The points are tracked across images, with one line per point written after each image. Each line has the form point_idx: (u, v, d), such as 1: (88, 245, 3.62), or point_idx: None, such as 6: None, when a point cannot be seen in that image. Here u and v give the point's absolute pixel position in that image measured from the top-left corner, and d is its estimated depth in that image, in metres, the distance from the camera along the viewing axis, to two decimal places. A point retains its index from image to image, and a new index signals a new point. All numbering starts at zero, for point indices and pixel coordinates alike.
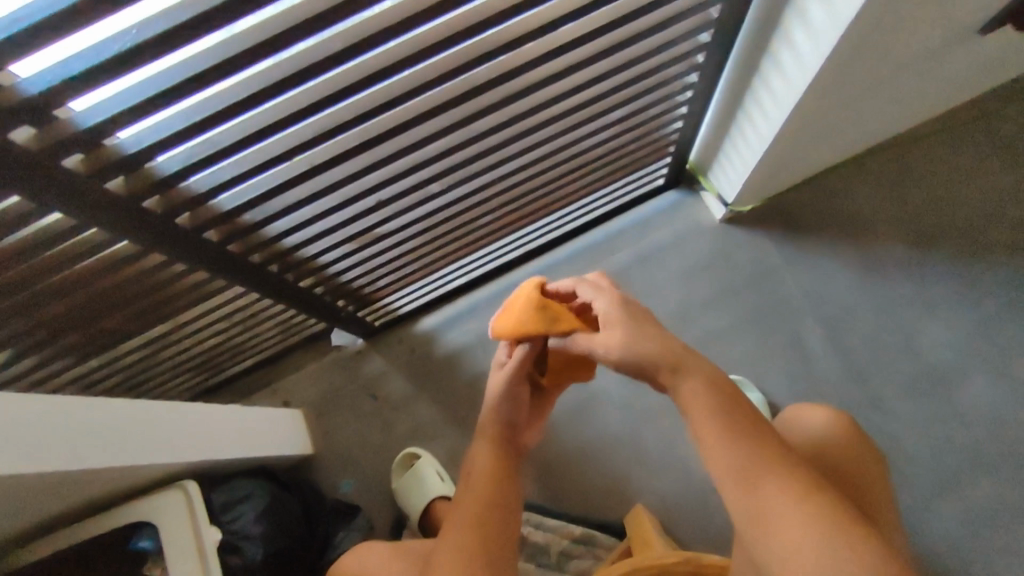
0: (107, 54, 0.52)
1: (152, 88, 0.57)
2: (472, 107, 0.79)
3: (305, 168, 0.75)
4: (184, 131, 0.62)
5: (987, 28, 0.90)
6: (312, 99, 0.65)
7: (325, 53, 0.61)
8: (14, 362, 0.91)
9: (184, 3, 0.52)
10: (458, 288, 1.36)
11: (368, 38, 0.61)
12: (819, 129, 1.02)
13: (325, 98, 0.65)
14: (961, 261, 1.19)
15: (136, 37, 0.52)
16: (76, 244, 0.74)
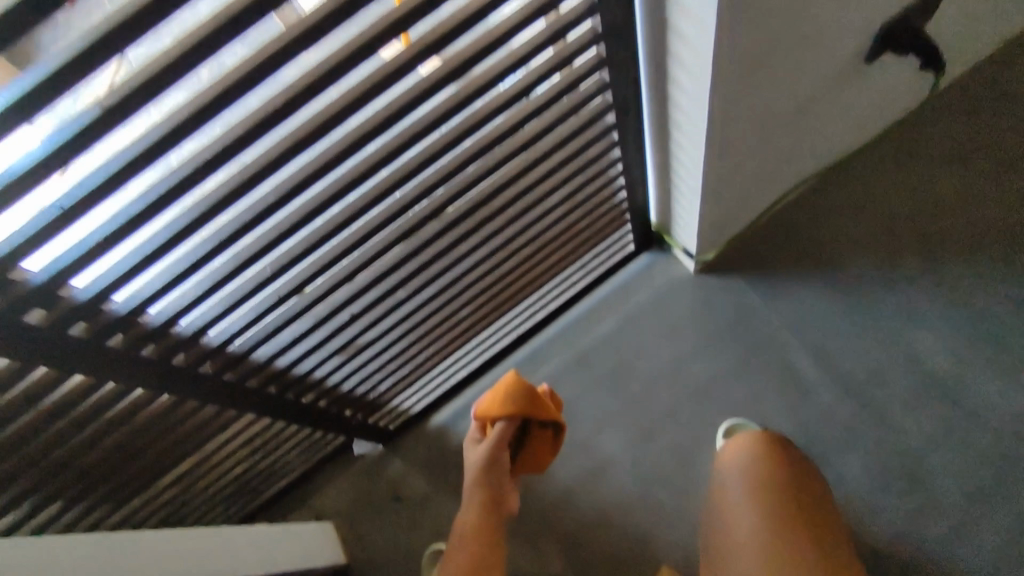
0: (90, 245, 0.65)
1: (133, 259, 0.70)
2: (412, 219, 0.92)
3: (276, 297, 0.88)
4: (163, 286, 0.75)
5: (872, 54, 0.99)
6: (264, 240, 0.79)
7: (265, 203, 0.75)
8: (65, 512, 1.03)
9: (142, 194, 0.64)
10: (462, 380, 1.44)
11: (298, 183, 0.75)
12: (748, 172, 1.10)
13: (275, 237, 0.79)
14: (927, 270, 1.25)
15: (111, 227, 0.65)
16: (100, 397, 0.86)
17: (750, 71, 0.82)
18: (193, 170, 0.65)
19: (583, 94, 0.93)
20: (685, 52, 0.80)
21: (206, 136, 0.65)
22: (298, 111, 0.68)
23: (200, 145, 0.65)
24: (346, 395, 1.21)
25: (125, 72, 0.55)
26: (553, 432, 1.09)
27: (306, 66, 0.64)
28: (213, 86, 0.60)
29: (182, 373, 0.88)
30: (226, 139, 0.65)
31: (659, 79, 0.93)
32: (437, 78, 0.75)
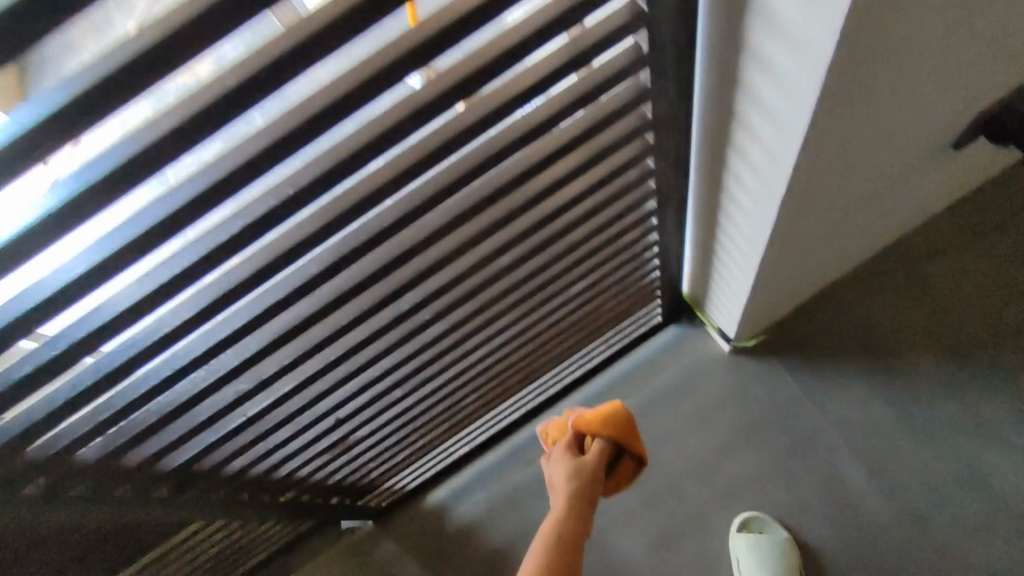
0: (34, 363, 0.56)
1: (89, 376, 0.59)
2: (409, 327, 0.76)
3: (248, 415, 0.75)
4: (112, 416, 0.64)
5: (962, 138, 0.83)
6: (233, 363, 0.66)
7: (231, 326, 0.62)
8: None
9: (99, 307, 0.55)
10: (465, 456, 1.30)
11: (271, 305, 0.61)
12: (801, 259, 0.95)
13: (244, 359, 0.66)
14: (1001, 372, 1.08)
15: (63, 342, 0.55)
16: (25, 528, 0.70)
17: (825, 178, 0.67)
18: (149, 296, 0.54)
19: (624, 183, 0.77)
20: (751, 159, 0.66)
21: (178, 264, 0.53)
22: (273, 230, 0.54)
23: (164, 275, 0.53)
24: (335, 486, 1.07)
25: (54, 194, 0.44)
26: (631, 480, 0.77)
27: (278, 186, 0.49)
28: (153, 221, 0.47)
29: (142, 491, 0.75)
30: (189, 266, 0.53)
31: (710, 170, 0.78)
32: (446, 181, 0.60)
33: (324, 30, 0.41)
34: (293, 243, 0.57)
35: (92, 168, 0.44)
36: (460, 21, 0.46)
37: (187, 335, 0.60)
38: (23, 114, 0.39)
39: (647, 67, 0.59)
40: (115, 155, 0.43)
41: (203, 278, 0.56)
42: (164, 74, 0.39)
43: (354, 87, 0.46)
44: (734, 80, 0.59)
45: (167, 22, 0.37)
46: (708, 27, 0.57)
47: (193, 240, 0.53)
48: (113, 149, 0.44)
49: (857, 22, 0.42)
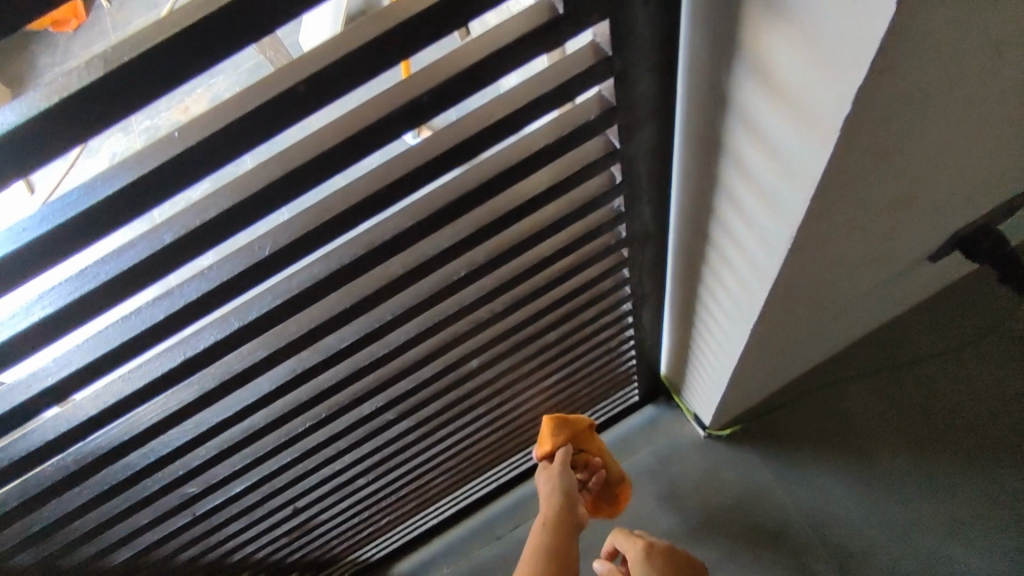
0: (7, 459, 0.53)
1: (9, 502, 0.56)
2: (376, 424, 0.75)
3: (196, 513, 0.71)
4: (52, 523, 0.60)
5: (939, 252, 0.84)
6: (186, 469, 0.63)
7: (185, 438, 0.59)
8: None
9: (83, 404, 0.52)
10: (433, 529, 1.27)
11: (228, 417, 0.59)
12: (777, 357, 0.95)
13: (196, 465, 0.63)
14: (977, 468, 1.06)
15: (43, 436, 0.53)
16: None
17: (799, 298, 0.67)
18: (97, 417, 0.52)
19: (597, 292, 0.77)
20: (726, 280, 0.67)
21: (106, 399, 0.51)
22: (233, 352, 0.53)
23: (94, 407, 0.51)
24: (293, 566, 1.03)
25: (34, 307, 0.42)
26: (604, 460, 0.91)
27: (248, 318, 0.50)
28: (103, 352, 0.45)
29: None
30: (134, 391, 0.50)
31: (687, 276, 0.78)
32: (414, 299, 0.59)
33: (278, 181, 0.40)
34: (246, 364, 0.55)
35: (119, 264, 0.41)
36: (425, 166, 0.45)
37: (136, 448, 0.57)
38: (67, 204, 0.35)
39: (621, 195, 0.58)
40: (149, 245, 0.41)
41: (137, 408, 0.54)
42: (116, 227, 0.37)
43: (312, 229, 0.45)
44: (708, 211, 0.60)
45: (138, 171, 0.35)
46: (681, 161, 0.58)
47: (125, 377, 0.51)
48: (129, 248, 0.41)
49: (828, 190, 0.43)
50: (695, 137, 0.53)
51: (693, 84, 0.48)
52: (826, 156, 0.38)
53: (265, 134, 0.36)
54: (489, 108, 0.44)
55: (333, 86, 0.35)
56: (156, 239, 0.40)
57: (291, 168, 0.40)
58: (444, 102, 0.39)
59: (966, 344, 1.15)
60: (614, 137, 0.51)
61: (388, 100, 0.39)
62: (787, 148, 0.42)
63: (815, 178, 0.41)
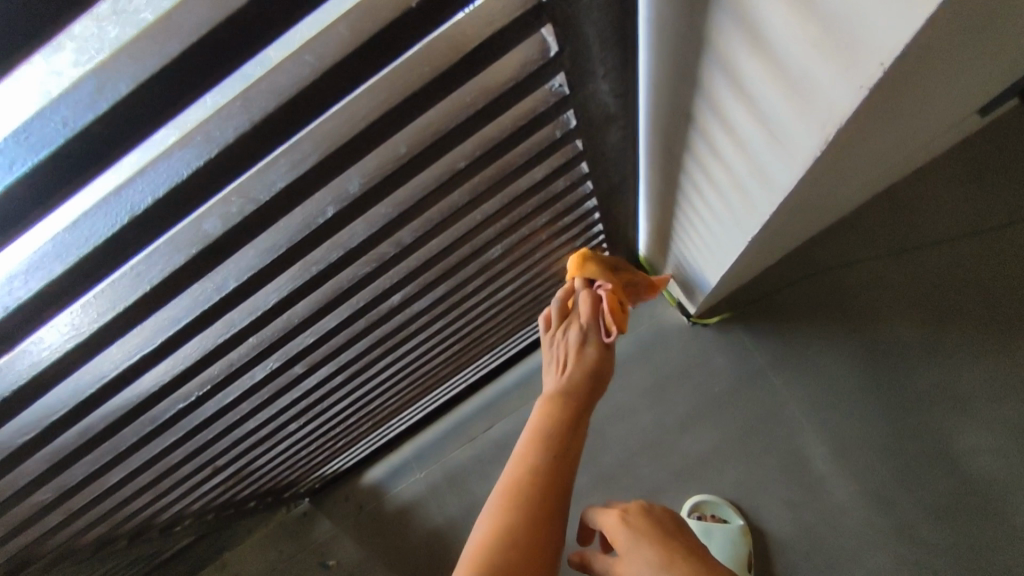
0: None
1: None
2: (283, 381, 0.60)
3: (97, 493, 0.59)
4: None
5: (992, 104, 0.65)
6: (44, 467, 0.49)
7: (28, 435, 0.45)
8: None
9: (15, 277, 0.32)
10: (402, 434, 1.20)
11: (70, 414, 0.44)
12: (774, 242, 0.80)
13: (57, 463, 0.49)
14: (985, 348, 0.94)
15: None
16: None
17: (812, 194, 0.51)
18: None
19: (548, 195, 0.56)
20: (718, 181, 0.49)
21: None
22: (19, 346, 0.36)
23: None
24: (248, 496, 0.96)
25: None
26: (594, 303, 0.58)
27: (17, 309, 0.32)
28: None
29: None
30: None
31: (665, 170, 0.60)
32: (278, 252, 0.40)
33: None
34: (35, 369, 0.39)
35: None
36: (180, 69, 0.24)
37: None
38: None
39: (561, 71, 0.38)
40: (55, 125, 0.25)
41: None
42: None
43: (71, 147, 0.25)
44: (693, 91, 0.40)
45: None
46: (652, 13, 0.37)
47: None
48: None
49: (906, 62, 0.24)
50: None
51: None
52: (924, 8, 0.19)
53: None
54: None
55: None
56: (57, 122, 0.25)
57: None
58: None
59: (992, 217, 0.97)
60: None
61: None
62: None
63: (896, 48, 0.22)
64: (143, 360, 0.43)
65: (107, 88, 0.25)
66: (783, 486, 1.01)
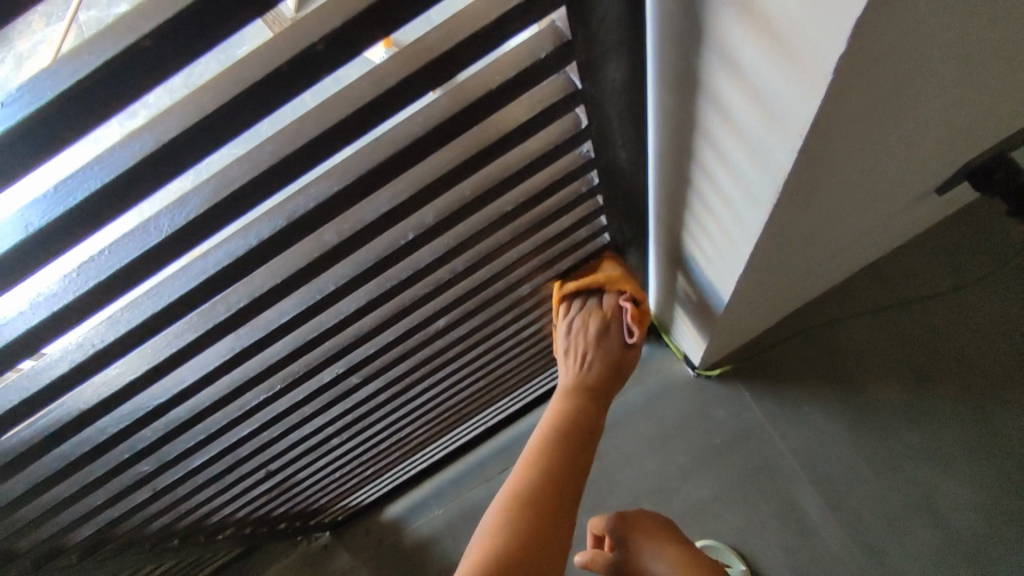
0: (50, 376, 0.46)
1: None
2: (339, 389, 0.71)
3: (175, 478, 0.69)
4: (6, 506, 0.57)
5: (947, 185, 0.78)
6: (149, 442, 0.59)
7: (142, 410, 0.54)
8: None
9: (184, 274, 0.44)
10: (422, 472, 1.27)
11: (181, 393, 0.54)
12: (769, 301, 0.91)
13: (160, 440, 0.59)
14: (966, 409, 1.04)
15: (123, 326, 0.44)
16: None
17: (787, 246, 0.63)
18: (23, 403, 0.46)
19: (572, 240, 0.69)
20: (710, 230, 0.61)
21: (129, 320, 0.44)
22: (169, 326, 0.47)
23: (9, 400, 0.46)
24: (282, 517, 1.03)
25: (141, 144, 0.34)
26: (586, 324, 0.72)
27: (185, 291, 0.44)
28: (32, 337, 0.41)
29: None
30: (65, 372, 0.45)
31: (670, 228, 0.72)
32: (366, 266, 0.52)
33: (196, 126, 0.33)
34: (176, 347, 0.49)
35: (185, 208, 0.39)
36: (343, 124, 0.38)
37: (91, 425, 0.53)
38: (47, 206, 0.35)
39: (589, 139, 0.52)
40: (256, 162, 0.38)
41: (22, 423, 0.50)
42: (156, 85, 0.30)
43: (263, 172, 0.38)
44: (688, 157, 0.53)
45: (128, 39, 0.28)
46: (657, 102, 0.50)
47: (37, 366, 0.46)
48: (199, 191, 0.39)
49: (820, 136, 0.38)
50: (671, 73, 0.46)
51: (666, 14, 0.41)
52: (820, 99, 0.33)
53: (16, 163, 0.31)
54: (422, 45, 0.37)
55: (184, 29, 0.28)
56: (259, 158, 0.38)
57: (232, 96, 0.32)
58: (358, 46, 0.32)
59: (962, 289, 1.10)
60: (574, 75, 0.44)
61: (279, 48, 0.32)
62: (778, 88, 0.35)
63: (811, 115, 0.35)
64: (250, 349, 0.54)
65: (295, 135, 0.38)
66: (784, 535, 1.06)
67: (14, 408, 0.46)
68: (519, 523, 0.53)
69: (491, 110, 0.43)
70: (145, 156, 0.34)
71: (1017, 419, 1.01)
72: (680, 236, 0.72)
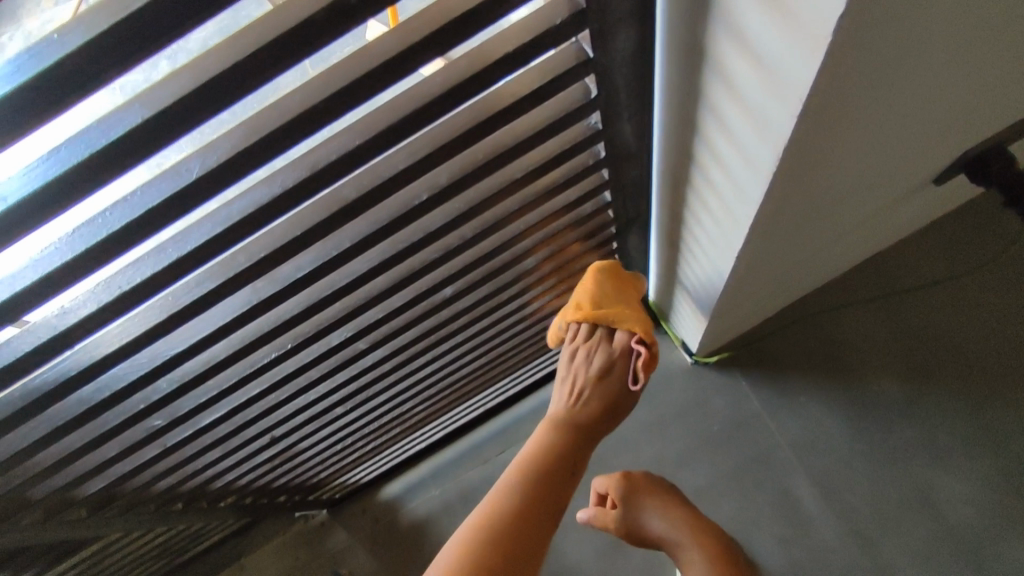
0: (75, 318, 0.48)
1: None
2: (346, 354, 0.72)
3: (182, 436, 0.70)
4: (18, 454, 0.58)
5: (943, 177, 0.80)
6: (160, 395, 0.61)
7: (156, 361, 0.56)
8: None
9: (207, 221, 0.46)
10: (421, 452, 1.29)
11: (197, 344, 0.56)
12: (768, 287, 0.93)
13: (171, 393, 0.61)
14: (957, 402, 1.06)
15: (147, 269, 0.46)
16: None
17: (786, 225, 0.64)
18: (47, 344, 0.48)
19: (578, 214, 0.71)
20: (711, 206, 0.63)
21: (154, 264, 0.46)
22: (188, 275, 0.49)
23: (32, 341, 0.48)
24: (281, 488, 1.04)
25: (177, 85, 0.36)
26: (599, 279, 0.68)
27: (206, 238, 0.46)
28: (59, 276, 0.43)
29: (36, 532, 0.71)
30: (89, 314, 0.47)
31: (672, 207, 0.74)
32: (380, 227, 0.54)
33: (230, 71, 0.35)
34: (195, 295, 0.51)
35: (213, 154, 0.41)
36: (366, 79, 0.40)
37: (107, 374, 0.55)
38: (45, 169, 0.37)
39: (598, 110, 0.54)
40: (281, 112, 0.40)
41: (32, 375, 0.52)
42: (192, 27, 0.32)
43: (289, 122, 0.40)
44: (692, 131, 0.55)
45: None
46: (663, 75, 0.52)
47: (62, 309, 0.48)
48: (226, 139, 0.41)
49: (819, 103, 0.39)
50: (679, 46, 0.47)
51: None
52: (817, 62, 0.34)
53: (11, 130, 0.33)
54: (443, 4, 0.39)
55: None
56: (285, 108, 0.40)
57: (264, 42, 0.34)
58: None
59: (956, 285, 1.13)
60: (586, 44, 0.46)
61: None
62: (779, 53, 0.37)
63: (808, 80, 0.36)
64: (265, 304, 0.56)
65: (319, 88, 0.40)
66: (776, 522, 1.08)
67: (37, 348, 0.48)
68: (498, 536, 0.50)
69: (506, 74, 0.45)
70: (179, 103, 0.36)
71: (1006, 412, 1.04)
72: (682, 215, 0.73)
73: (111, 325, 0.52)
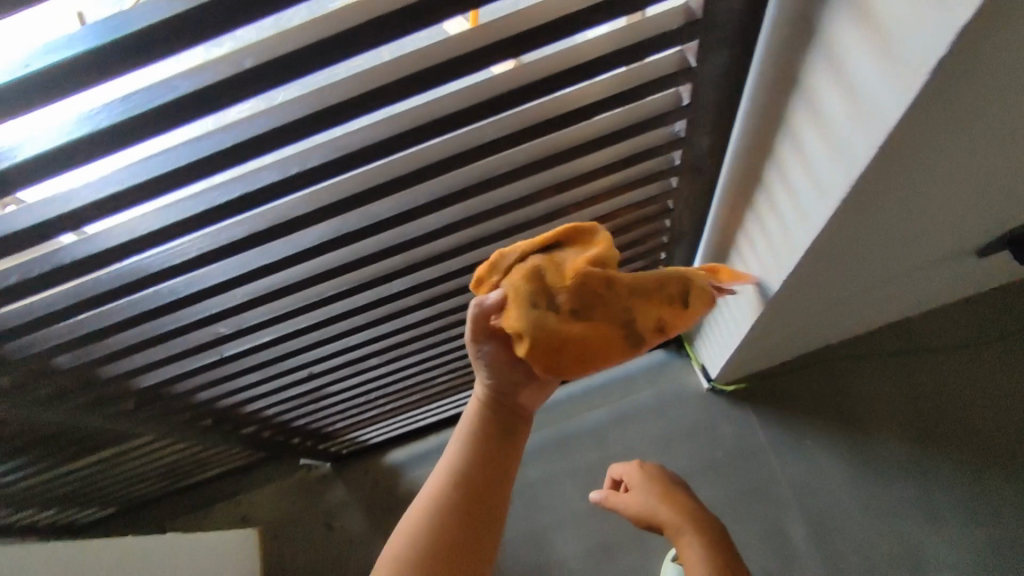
0: (183, 216, 0.53)
1: (45, 307, 0.60)
2: (398, 305, 0.77)
3: (231, 352, 0.75)
4: (92, 332, 0.64)
5: (989, 247, 0.83)
6: (229, 305, 0.66)
7: (236, 271, 0.62)
8: None
9: (324, 148, 0.51)
10: (430, 426, 1.33)
11: (276, 262, 0.61)
12: (800, 326, 0.96)
13: (239, 304, 0.66)
14: (966, 475, 1.07)
15: (261, 181, 0.52)
16: None
17: (838, 259, 0.66)
18: (149, 234, 0.53)
19: (639, 217, 0.75)
20: (770, 227, 0.65)
21: (267, 178, 0.52)
22: (289, 195, 0.54)
23: (136, 229, 0.53)
24: (298, 429, 1.09)
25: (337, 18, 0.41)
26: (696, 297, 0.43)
27: (318, 164, 0.51)
28: (181, 171, 0.48)
29: (84, 414, 0.76)
30: (197, 212, 0.53)
31: (728, 222, 0.77)
32: (466, 187, 0.59)
33: (389, 15, 0.40)
34: (290, 216, 0.56)
35: (343, 85, 0.46)
36: (494, 45, 0.45)
37: (189, 274, 0.60)
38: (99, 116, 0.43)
39: (682, 119, 0.58)
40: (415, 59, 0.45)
41: (111, 267, 0.57)
42: None
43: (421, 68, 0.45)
44: (770, 148, 0.58)
45: None
46: (755, 92, 0.55)
47: (171, 204, 0.53)
48: (360, 75, 0.46)
49: (899, 141, 0.42)
50: (778, 66, 0.51)
51: (786, 11, 0.46)
52: (910, 94, 0.37)
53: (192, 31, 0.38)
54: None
55: None
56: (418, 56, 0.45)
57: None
58: None
59: (983, 362, 1.14)
60: (691, 54, 0.51)
61: None
62: (877, 83, 0.40)
63: (897, 114, 0.39)
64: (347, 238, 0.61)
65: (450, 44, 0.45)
66: (763, 557, 1.10)
67: (143, 236, 0.54)
68: (446, 511, 0.46)
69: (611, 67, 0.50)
70: (335, 35, 0.41)
71: (1013, 494, 1.04)
72: (738, 231, 0.76)
73: (204, 231, 0.57)
